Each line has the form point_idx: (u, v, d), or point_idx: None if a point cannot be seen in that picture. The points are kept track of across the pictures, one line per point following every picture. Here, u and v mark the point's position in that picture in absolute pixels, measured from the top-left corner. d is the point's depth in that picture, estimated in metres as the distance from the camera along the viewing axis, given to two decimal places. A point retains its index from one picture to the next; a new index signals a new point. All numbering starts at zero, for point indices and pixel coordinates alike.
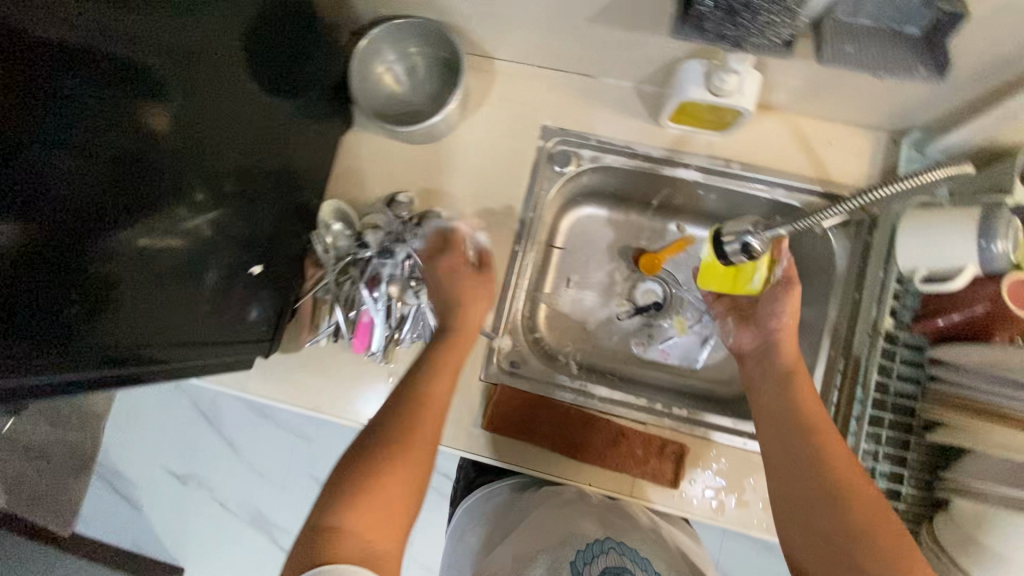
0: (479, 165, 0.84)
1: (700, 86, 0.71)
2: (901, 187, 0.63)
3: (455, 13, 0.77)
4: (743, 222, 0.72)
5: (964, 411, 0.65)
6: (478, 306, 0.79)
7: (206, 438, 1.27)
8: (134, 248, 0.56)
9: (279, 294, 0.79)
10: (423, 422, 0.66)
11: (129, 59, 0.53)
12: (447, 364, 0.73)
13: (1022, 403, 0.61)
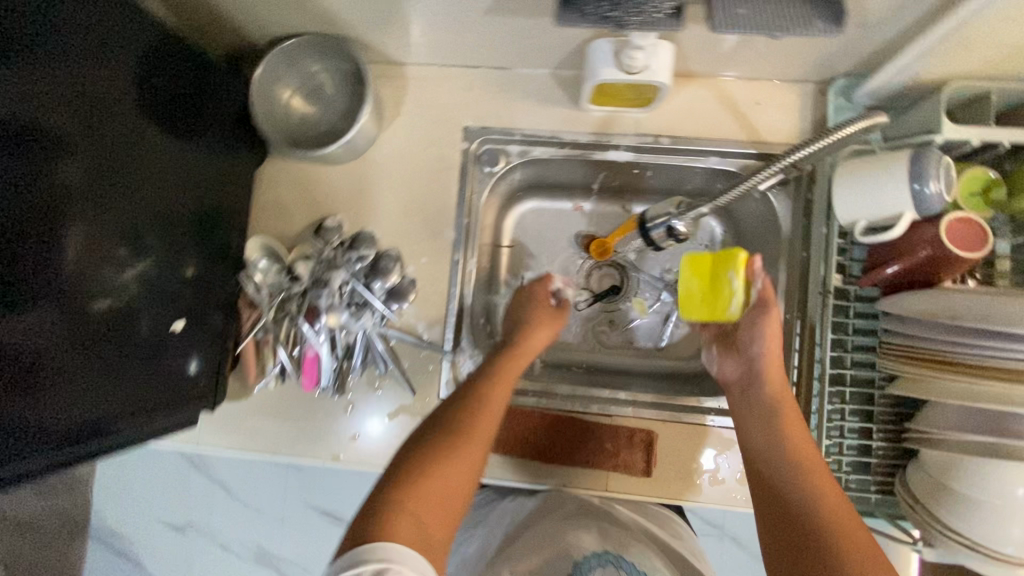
0: (405, 177, 0.81)
1: (610, 66, 0.67)
2: (813, 147, 0.69)
3: (349, 25, 0.74)
4: (666, 205, 0.78)
5: (918, 363, 0.60)
6: (539, 330, 0.79)
7: (198, 486, 1.17)
8: (50, 322, 0.55)
9: (215, 343, 0.76)
10: (486, 419, 0.65)
11: (22, 124, 0.52)
12: (508, 377, 0.71)
13: (969, 350, 0.56)
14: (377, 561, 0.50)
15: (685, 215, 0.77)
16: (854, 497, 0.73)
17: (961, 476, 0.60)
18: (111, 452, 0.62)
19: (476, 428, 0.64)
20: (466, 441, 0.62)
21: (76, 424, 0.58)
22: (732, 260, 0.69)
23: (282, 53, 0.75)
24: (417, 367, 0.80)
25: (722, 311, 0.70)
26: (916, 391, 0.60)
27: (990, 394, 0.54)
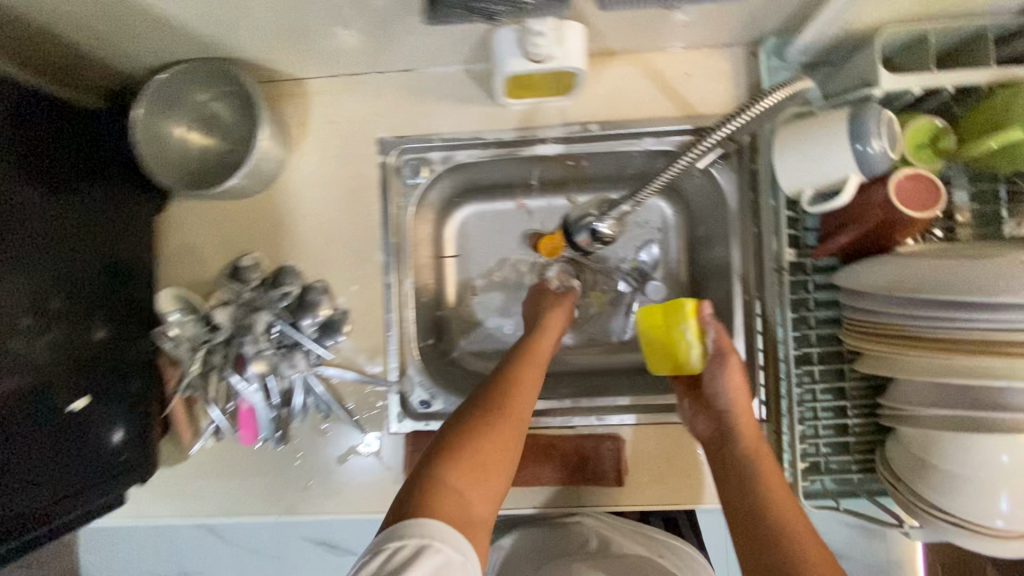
0: (323, 201, 0.75)
1: (516, 55, 0.62)
2: (743, 120, 0.63)
3: (231, 46, 0.67)
4: (585, 208, 0.71)
5: (878, 338, 0.55)
6: (562, 310, 0.78)
7: (146, 549, 0.90)
8: None
9: (138, 408, 0.70)
10: (517, 400, 0.63)
11: None
12: (539, 359, 0.70)
13: (926, 321, 0.51)
14: (421, 538, 0.48)
15: (608, 216, 0.69)
16: (834, 478, 0.69)
17: (942, 451, 0.56)
18: (12, 558, 0.56)
19: (515, 403, 0.63)
20: (504, 415, 0.61)
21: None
22: (681, 311, 0.67)
23: (164, 86, 0.69)
24: (363, 403, 0.74)
25: (682, 363, 0.69)
26: (884, 369, 0.54)
27: (960, 369, 0.49)
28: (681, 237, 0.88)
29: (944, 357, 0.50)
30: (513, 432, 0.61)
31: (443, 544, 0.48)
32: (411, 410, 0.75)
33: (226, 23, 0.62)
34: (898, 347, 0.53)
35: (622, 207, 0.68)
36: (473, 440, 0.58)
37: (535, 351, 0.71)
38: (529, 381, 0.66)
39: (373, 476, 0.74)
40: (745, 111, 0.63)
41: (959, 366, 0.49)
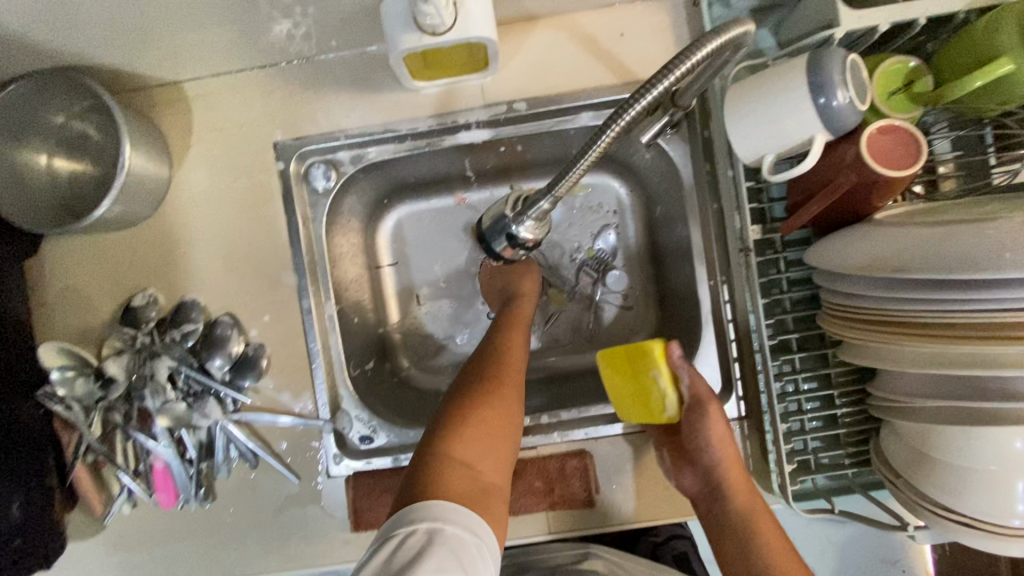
0: (220, 221, 0.65)
1: (410, 29, 0.52)
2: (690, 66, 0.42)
3: (72, 51, 0.56)
4: (501, 209, 0.58)
5: (868, 327, 0.46)
6: (536, 275, 0.73)
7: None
8: None
9: (31, 484, 0.60)
10: (509, 365, 0.57)
11: None
12: (523, 324, 0.65)
13: (923, 303, 0.42)
14: (432, 520, 0.41)
15: (520, 218, 0.55)
16: (826, 475, 0.62)
17: (946, 445, 0.48)
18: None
19: (510, 367, 0.57)
20: (505, 377, 0.56)
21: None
22: (647, 356, 0.55)
23: (5, 108, 0.58)
24: (294, 447, 0.65)
25: (654, 413, 0.57)
26: (867, 361, 0.46)
27: (955, 359, 0.41)
28: (638, 219, 0.79)
29: (934, 346, 0.41)
30: (515, 393, 0.55)
31: (457, 523, 0.41)
32: (351, 449, 0.66)
33: (53, 24, 0.51)
34: (882, 336, 0.45)
35: (539, 206, 0.53)
36: (476, 407, 0.52)
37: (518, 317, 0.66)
38: (518, 346, 0.61)
39: (313, 527, 0.65)
40: (683, 59, 0.42)
41: (951, 356, 0.41)
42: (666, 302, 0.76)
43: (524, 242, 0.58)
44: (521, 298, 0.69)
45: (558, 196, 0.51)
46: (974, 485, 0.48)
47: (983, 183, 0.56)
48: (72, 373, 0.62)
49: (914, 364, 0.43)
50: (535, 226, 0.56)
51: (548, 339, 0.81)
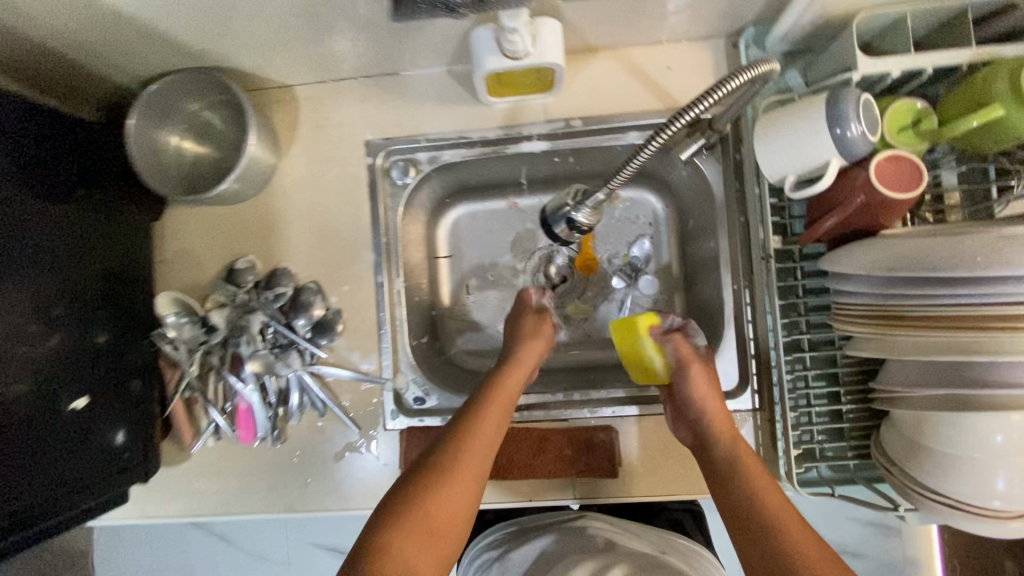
0: (314, 204, 0.77)
1: (494, 53, 0.63)
2: (723, 93, 0.52)
3: (218, 55, 0.69)
4: (561, 196, 0.67)
5: (871, 319, 0.54)
6: (535, 345, 0.75)
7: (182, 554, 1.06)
8: None
9: (140, 410, 0.72)
10: (472, 449, 0.60)
11: None
12: (506, 401, 0.66)
13: (917, 300, 0.50)
14: None
15: (582, 206, 0.65)
16: (830, 465, 0.68)
17: (935, 433, 0.55)
18: (17, 549, 0.58)
19: (474, 453, 0.60)
20: (463, 467, 0.58)
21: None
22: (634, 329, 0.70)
23: (156, 96, 0.71)
24: (357, 401, 0.76)
25: (649, 373, 0.71)
26: (873, 351, 0.54)
27: (948, 346, 0.48)
28: (671, 231, 0.88)
29: (931, 335, 0.49)
30: (468, 486, 0.58)
31: None
32: (405, 407, 0.76)
33: (210, 33, 0.64)
34: (886, 328, 0.52)
35: (597, 196, 0.63)
36: (426, 498, 0.55)
37: (501, 392, 0.67)
38: (490, 429, 0.62)
39: (369, 472, 0.74)
40: (714, 91, 0.52)
41: (946, 343, 0.49)
42: (692, 306, 0.85)
43: (581, 227, 0.68)
44: (512, 369, 0.71)
45: (613, 186, 0.61)
46: (959, 469, 0.54)
47: (986, 208, 0.64)
48: (181, 319, 0.74)
49: (915, 351, 0.50)
50: (592, 211, 0.65)
51: (582, 333, 0.90)
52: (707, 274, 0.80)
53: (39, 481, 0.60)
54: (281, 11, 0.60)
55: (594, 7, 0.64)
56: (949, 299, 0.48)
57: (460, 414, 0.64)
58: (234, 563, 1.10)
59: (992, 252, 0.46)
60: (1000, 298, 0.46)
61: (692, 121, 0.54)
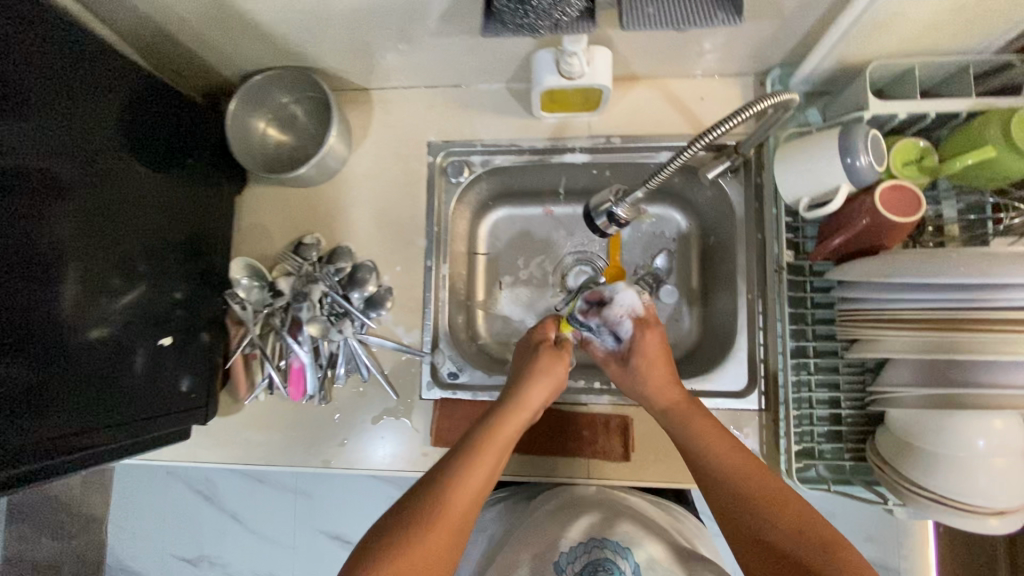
0: (377, 193, 0.87)
1: (553, 73, 0.73)
2: (744, 117, 0.61)
3: (313, 57, 0.80)
4: (603, 194, 0.74)
5: (888, 320, 0.61)
6: (543, 388, 0.74)
7: (207, 517, 1.26)
8: (53, 350, 0.59)
9: (205, 359, 0.81)
10: (466, 488, 0.61)
11: (33, 167, 0.57)
12: (498, 452, 0.66)
13: (906, 306, 0.60)
14: None
15: (624, 202, 0.72)
16: (828, 465, 0.74)
17: (923, 432, 0.62)
18: (120, 457, 0.68)
19: (458, 509, 0.60)
20: (445, 521, 0.58)
21: (95, 439, 0.63)
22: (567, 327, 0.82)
23: (256, 86, 0.82)
24: (398, 371, 0.84)
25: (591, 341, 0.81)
26: (889, 347, 0.61)
27: (946, 344, 0.58)
28: (692, 247, 0.96)
29: (935, 334, 0.59)
30: (446, 542, 0.58)
31: None
32: (440, 380, 0.84)
33: (312, 37, 0.75)
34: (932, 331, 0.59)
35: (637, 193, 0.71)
36: (403, 549, 0.55)
37: (494, 440, 0.67)
38: (477, 481, 0.62)
39: (402, 437, 0.82)
40: (736, 116, 0.61)
41: (944, 342, 0.58)
42: (707, 317, 0.92)
43: (619, 220, 0.75)
44: (510, 413, 0.70)
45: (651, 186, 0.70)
46: (944, 463, 0.61)
47: (981, 233, 0.72)
48: (252, 283, 0.85)
49: (907, 350, 0.60)
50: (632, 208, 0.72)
51: None
52: (723, 286, 0.87)
53: (133, 404, 0.69)
54: (379, 23, 0.71)
55: (641, 41, 0.74)
56: (941, 305, 0.58)
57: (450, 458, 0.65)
58: (259, 522, 1.25)
59: (977, 266, 0.55)
60: (986, 308, 0.56)
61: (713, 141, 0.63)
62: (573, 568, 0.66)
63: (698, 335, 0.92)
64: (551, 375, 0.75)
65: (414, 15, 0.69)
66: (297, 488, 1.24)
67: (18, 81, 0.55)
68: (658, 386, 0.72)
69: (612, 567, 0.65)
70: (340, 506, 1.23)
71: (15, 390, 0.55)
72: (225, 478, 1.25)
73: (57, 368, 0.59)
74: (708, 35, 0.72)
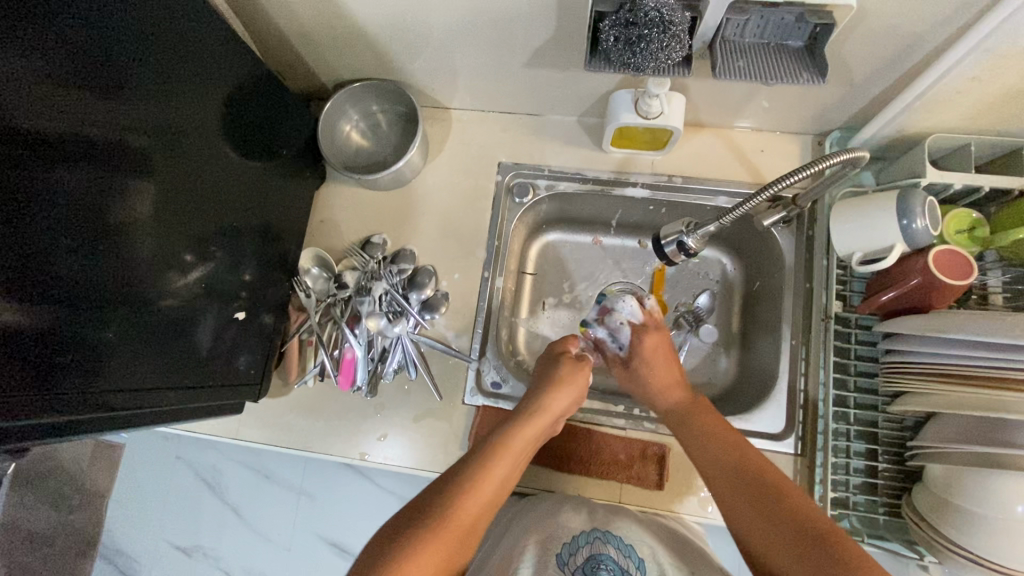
0: (445, 204, 0.93)
1: (630, 111, 0.78)
2: (811, 171, 0.65)
3: (409, 74, 0.88)
4: (676, 224, 0.78)
5: (939, 379, 0.66)
6: (566, 393, 0.77)
7: (210, 507, 1.18)
8: (137, 312, 0.62)
9: (264, 339, 0.85)
10: (487, 485, 0.63)
11: (148, 143, 0.61)
12: (518, 454, 0.69)
13: (961, 360, 0.64)
14: None
15: (695, 232, 0.76)
16: (861, 517, 0.75)
17: (963, 489, 0.63)
18: (177, 420, 0.70)
19: (478, 505, 0.62)
20: (466, 513, 0.60)
21: (161, 404, 0.66)
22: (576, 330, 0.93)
23: (351, 94, 0.89)
24: (444, 373, 0.87)
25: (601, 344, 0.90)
26: (932, 403, 0.65)
27: (996, 403, 0.61)
28: (735, 289, 0.99)
29: (982, 392, 0.62)
30: (465, 535, 0.59)
31: None
32: (483, 388, 0.86)
33: (414, 56, 0.83)
34: (991, 389, 0.62)
35: (709, 226, 0.74)
36: (424, 536, 0.56)
37: (516, 442, 0.70)
38: (496, 479, 0.65)
39: (440, 438, 0.84)
40: (802, 171, 0.65)
41: (992, 400, 0.61)
42: (745, 360, 0.94)
43: (689, 250, 0.78)
44: (532, 417, 0.73)
45: (724, 222, 0.72)
46: (982, 522, 0.61)
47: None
48: (320, 273, 0.92)
49: (949, 405, 0.64)
50: (701, 239, 0.76)
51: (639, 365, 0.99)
52: (764, 330, 0.90)
53: (196, 375, 0.72)
54: (478, 51, 0.78)
55: (713, 93, 0.80)
56: (987, 365, 0.62)
57: (474, 457, 0.67)
58: (259, 518, 1.17)
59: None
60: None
61: (777, 192, 0.68)
62: (574, 560, 0.66)
63: (734, 376, 0.94)
64: (573, 383, 0.79)
65: (511, 47, 0.76)
66: (305, 488, 1.15)
67: (148, 65, 0.60)
68: (661, 384, 0.79)
69: (613, 563, 0.66)
70: (345, 514, 1.13)
71: (89, 348, 0.56)
72: (232, 467, 1.17)
73: (140, 331, 0.63)
74: (776, 94, 0.79)
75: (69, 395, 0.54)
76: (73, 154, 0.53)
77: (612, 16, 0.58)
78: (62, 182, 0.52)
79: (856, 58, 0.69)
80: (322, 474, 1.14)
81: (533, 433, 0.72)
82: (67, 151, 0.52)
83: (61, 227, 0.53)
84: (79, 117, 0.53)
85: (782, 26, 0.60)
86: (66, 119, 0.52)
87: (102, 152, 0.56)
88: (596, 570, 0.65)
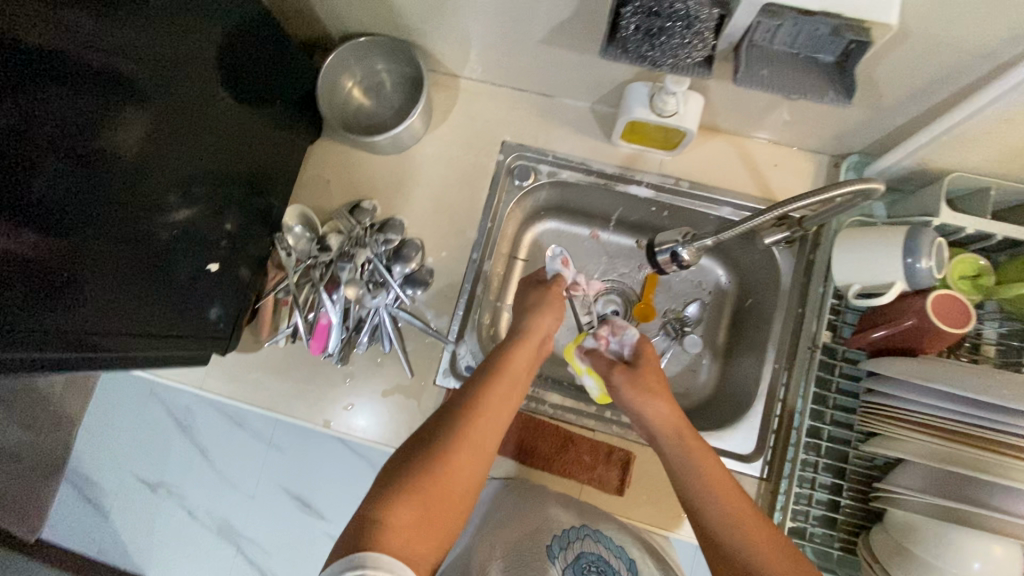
0: (443, 177, 0.90)
1: (645, 106, 0.74)
2: (820, 197, 0.62)
3: (421, 36, 0.84)
4: (673, 231, 0.75)
5: (913, 426, 0.64)
6: (551, 317, 0.74)
7: (177, 446, 1.17)
8: (103, 253, 0.58)
9: (240, 293, 0.83)
10: (480, 420, 0.60)
11: (128, 68, 0.56)
12: (514, 381, 0.66)
13: (939, 410, 0.62)
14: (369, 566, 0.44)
15: (690, 244, 0.73)
16: (815, 549, 0.74)
17: (924, 541, 0.63)
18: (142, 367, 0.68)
19: (472, 442, 0.58)
20: (455, 461, 0.56)
21: (126, 350, 0.63)
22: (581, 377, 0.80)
23: (358, 48, 0.85)
24: (420, 351, 0.85)
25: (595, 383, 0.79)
26: (903, 449, 0.64)
27: (969, 460, 0.60)
28: (726, 303, 0.96)
29: (952, 446, 0.61)
30: (461, 478, 0.56)
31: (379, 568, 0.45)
32: (456, 371, 0.84)
33: (427, 17, 0.78)
34: (957, 444, 0.61)
35: (704, 240, 0.72)
36: (412, 483, 0.53)
37: (509, 368, 0.66)
38: (490, 410, 0.61)
39: (409, 415, 0.82)
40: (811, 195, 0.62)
41: (961, 456, 0.60)
42: (725, 376, 0.92)
43: (681, 261, 0.75)
44: (520, 340, 0.70)
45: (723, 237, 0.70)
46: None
47: (1017, 361, 0.73)
48: (303, 232, 0.89)
49: (922, 455, 0.62)
50: (697, 250, 0.73)
51: None
52: (750, 348, 0.88)
53: (166, 321, 0.69)
54: (494, 19, 0.74)
55: (734, 98, 0.76)
56: (969, 421, 0.60)
57: (460, 394, 0.62)
58: (226, 464, 1.16)
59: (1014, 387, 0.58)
60: (1005, 428, 0.59)
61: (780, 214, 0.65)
62: (564, 555, 0.64)
63: (713, 391, 0.92)
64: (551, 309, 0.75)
65: (530, 21, 0.72)
66: (274, 442, 1.14)
67: None
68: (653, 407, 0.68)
69: (601, 560, 0.65)
70: (311, 472, 1.12)
71: (56, 279, 0.53)
72: (204, 411, 1.16)
73: (113, 270, 0.60)
74: (799, 108, 0.75)
75: (24, 331, 0.51)
76: (38, 72, 0.48)
77: (635, 3, 0.56)
78: (25, 99, 0.48)
79: (886, 79, 0.66)
80: (292, 430, 1.12)
81: (525, 360, 0.69)
82: (33, 68, 0.48)
83: (28, 149, 0.49)
84: (48, 30, 0.48)
85: (816, 38, 0.56)
86: (32, 27, 0.47)
87: (77, 72, 0.52)
88: (584, 570, 0.63)
